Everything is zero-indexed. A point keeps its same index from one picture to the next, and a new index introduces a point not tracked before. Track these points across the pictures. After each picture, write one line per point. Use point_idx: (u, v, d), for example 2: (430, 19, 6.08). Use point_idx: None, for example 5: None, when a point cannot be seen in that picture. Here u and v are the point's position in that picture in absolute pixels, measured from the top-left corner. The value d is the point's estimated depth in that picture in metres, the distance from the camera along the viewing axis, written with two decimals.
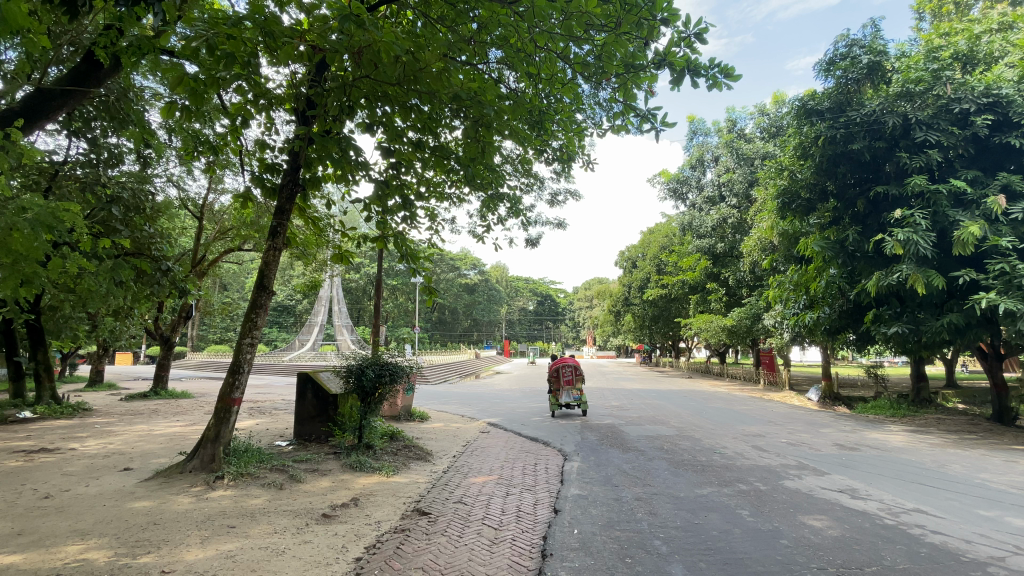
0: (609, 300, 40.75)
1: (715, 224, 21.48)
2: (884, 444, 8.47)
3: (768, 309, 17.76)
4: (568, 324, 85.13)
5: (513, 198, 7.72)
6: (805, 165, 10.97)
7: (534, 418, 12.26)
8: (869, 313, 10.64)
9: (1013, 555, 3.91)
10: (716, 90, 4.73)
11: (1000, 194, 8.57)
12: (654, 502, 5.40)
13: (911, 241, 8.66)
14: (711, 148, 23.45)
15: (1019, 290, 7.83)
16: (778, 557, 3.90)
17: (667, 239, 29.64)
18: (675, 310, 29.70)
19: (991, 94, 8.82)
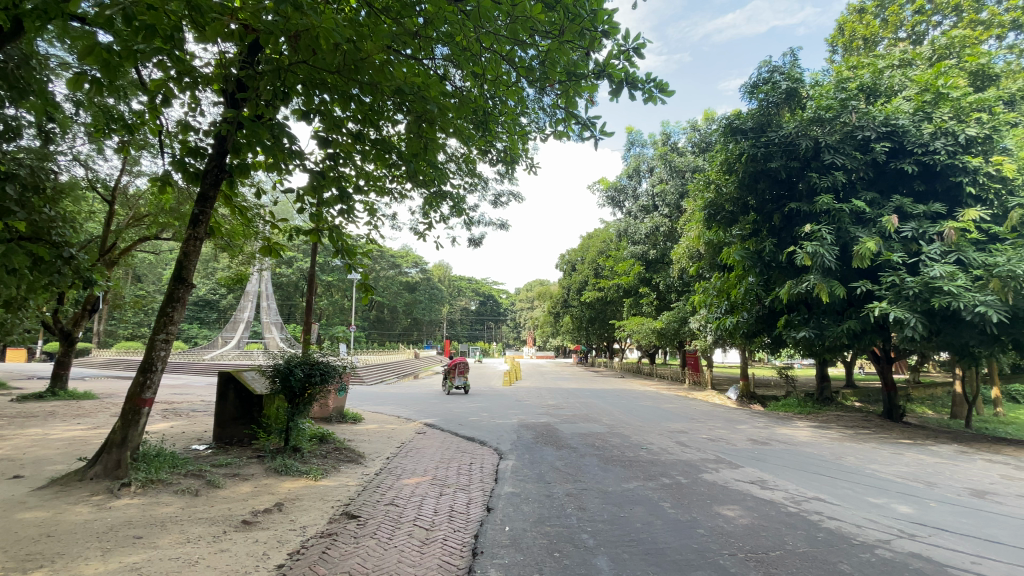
0: (549, 301, 41.49)
1: (649, 232, 22.49)
2: (791, 439, 9.25)
3: (694, 313, 18.88)
4: (509, 326, 85.89)
5: (456, 197, 7.68)
6: (729, 180, 11.78)
7: (471, 419, 12.27)
8: (781, 318, 11.59)
9: (896, 538, 4.39)
10: (652, 104, 4.97)
11: (893, 214, 9.61)
12: (584, 497, 5.58)
13: (818, 254, 9.51)
14: (647, 159, 24.42)
15: (906, 300, 8.82)
16: (694, 546, 4.15)
17: (605, 244, 30.61)
18: (611, 312, 30.83)
19: (889, 124, 9.86)
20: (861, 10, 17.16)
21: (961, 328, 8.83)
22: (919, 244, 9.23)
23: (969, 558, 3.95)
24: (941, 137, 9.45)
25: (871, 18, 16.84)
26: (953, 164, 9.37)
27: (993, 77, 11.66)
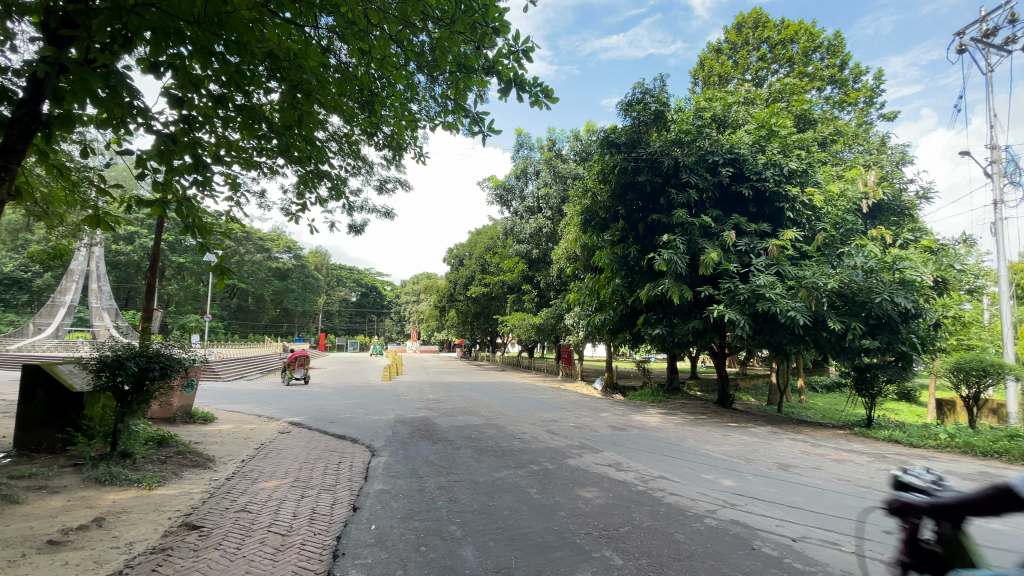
0: (434, 294, 41.10)
1: (533, 232, 23.43)
2: (644, 424, 10.32)
3: (570, 311, 20.10)
4: (393, 319, 83.49)
5: (336, 179, 7.23)
6: (603, 189, 12.73)
7: (342, 415, 11.66)
8: (641, 317, 12.87)
9: (721, 508, 5.12)
10: (537, 108, 5.17)
11: (733, 230, 11.17)
12: (455, 489, 5.63)
13: (673, 261, 10.76)
14: (533, 161, 25.23)
15: (737, 304, 10.35)
16: (555, 528, 4.42)
17: (491, 241, 31.16)
18: (495, 308, 31.53)
19: (733, 152, 11.43)
20: (718, 50, 19.62)
21: (778, 330, 10.57)
22: (750, 257, 10.87)
23: (774, 521, 4.73)
24: (771, 167, 11.19)
25: (726, 58, 19.38)
26: (778, 191, 11.15)
27: (812, 122, 14.11)
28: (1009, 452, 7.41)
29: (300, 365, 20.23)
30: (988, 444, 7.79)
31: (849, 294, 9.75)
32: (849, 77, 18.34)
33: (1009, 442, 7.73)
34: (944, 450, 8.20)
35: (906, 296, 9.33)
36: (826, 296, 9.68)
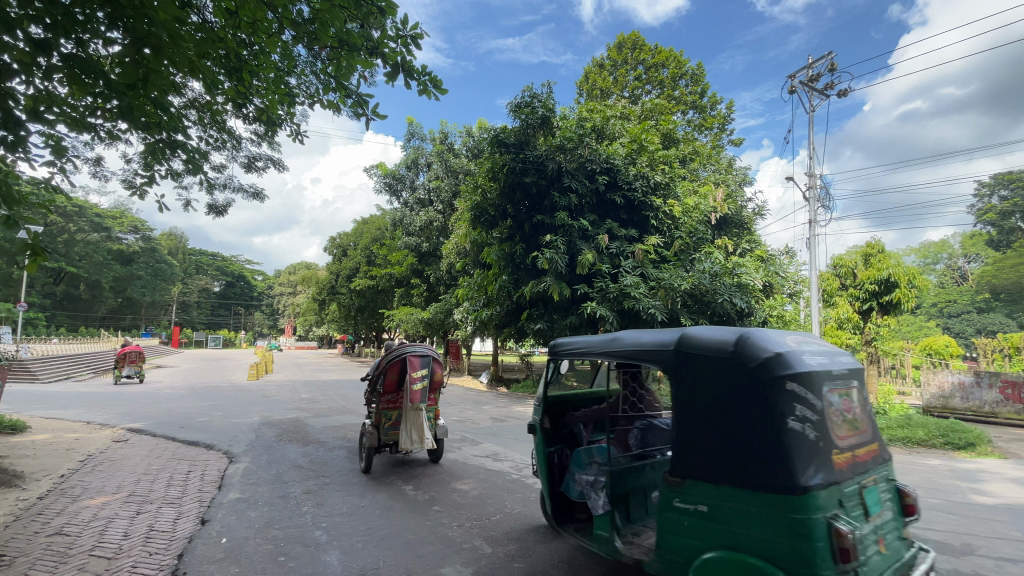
0: (314, 286, 38.40)
1: (423, 225, 23.06)
2: (525, 415, 10.80)
3: (458, 306, 20.20)
4: (266, 313, 76.60)
5: (197, 152, 6.42)
6: (492, 187, 13.02)
7: (198, 418, 10.42)
8: (524, 312, 13.45)
9: None
10: (425, 97, 5.10)
11: (606, 234, 12.11)
12: (324, 492, 5.34)
13: (554, 260, 11.43)
14: (425, 153, 24.74)
15: (608, 301, 11.32)
16: (427, 523, 4.43)
17: (378, 232, 30.09)
18: (380, 302, 30.47)
19: (609, 162, 12.37)
20: (601, 65, 21.02)
21: (640, 326, 11.69)
22: (620, 259, 11.91)
23: None
24: (640, 179, 12.32)
25: (608, 74, 20.84)
26: (646, 201, 12.34)
27: (675, 141, 15.83)
28: None
29: (134, 362, 17.96)
30: None
31: (699, 294, 11.10)
32: (708, 104, 20.84)
33: None
34: None
35: (741, 298, 10.89)
36: (680, 296, 10.96)
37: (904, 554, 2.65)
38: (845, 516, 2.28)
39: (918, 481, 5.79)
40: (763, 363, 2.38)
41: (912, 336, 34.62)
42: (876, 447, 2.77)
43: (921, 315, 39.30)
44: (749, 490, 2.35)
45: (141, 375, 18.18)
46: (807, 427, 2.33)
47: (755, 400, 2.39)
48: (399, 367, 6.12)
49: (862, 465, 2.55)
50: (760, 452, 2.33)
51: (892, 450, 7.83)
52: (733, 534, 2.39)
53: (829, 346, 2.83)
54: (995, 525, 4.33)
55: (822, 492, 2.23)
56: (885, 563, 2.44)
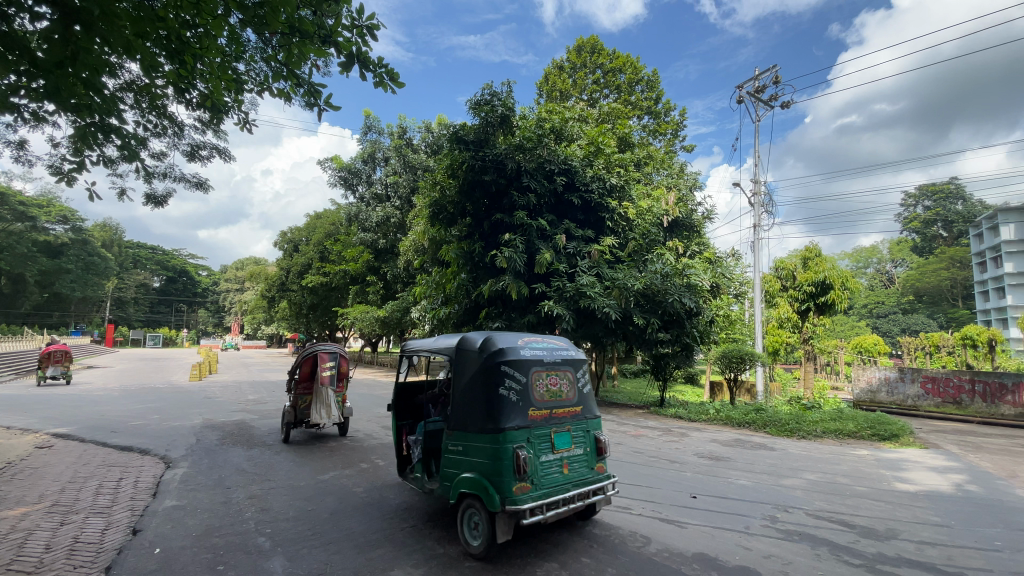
0: (264, 282, 36.84)
1: (380, 221, 22.57)
2: None
3: (415, 304, 19.93)
4: (211, 310, 72.84)
5: (134, 137, 5.99)
6: (452, 184, 12.98)
7: (133, 422, 9.79)
8: (482, 310, 13.45)
9: None
10: (381, 89, 4.99)
11: (564, 234, 12.26)
12: (269, 497, 5.14)
13: (512, 259, 11.46)
14: (382, 147, 24.20)
15: (564, 300, 11.48)
16: (377, 526, 4.34)
17: (333, 227, 29.23)
18: (335, 299, 29.62)
19: (567, 163, 12.50)
20: (561, 67, 21.26)
21: (595, 324, 11.97)
22: (577, 259, 12.09)
23: None
24: (597, 181, 12.57)
25: (567, 76, 21.10)
26: (602, 203, 12.61)
27: (631, 145, 16.24)
28: (755, 422, 9.50)
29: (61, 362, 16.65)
30: (741, 417, 9.87)
31: (651, 294, 11.44)
32: (662, 110, 21.48)
33: (755, 414, 9.88)
34: (713, 422, 10.14)
35: (690, 298, 11.33)
36: (633, 296, 11.26)
37: (592, 478, 4.17)
38: (530, 447, 3.77)
39: (848, 470, 6.20)
40: (489, 355, 3.97)
41: (845, 334, 37.04)
42: (581, 411, 4.32)
43: (854, 315, 42.15)
44: (476, 431, 3.89)
45: (69, 376, 16.88)
46: (512, 393, 3.87)
47: (485, 376, 3.95)
48: (311, 362, 8.02)
49: (561, 420, 4.09)
50: (484, 407, 3.88)
51: (825, 442, 8.35)
52: (472, 460, 3.87)
53: (559, 348, 4.43)
54: (913, 510, 4.70)
55: (515, 430, 3.74)
56: (566, 479, 3.95)
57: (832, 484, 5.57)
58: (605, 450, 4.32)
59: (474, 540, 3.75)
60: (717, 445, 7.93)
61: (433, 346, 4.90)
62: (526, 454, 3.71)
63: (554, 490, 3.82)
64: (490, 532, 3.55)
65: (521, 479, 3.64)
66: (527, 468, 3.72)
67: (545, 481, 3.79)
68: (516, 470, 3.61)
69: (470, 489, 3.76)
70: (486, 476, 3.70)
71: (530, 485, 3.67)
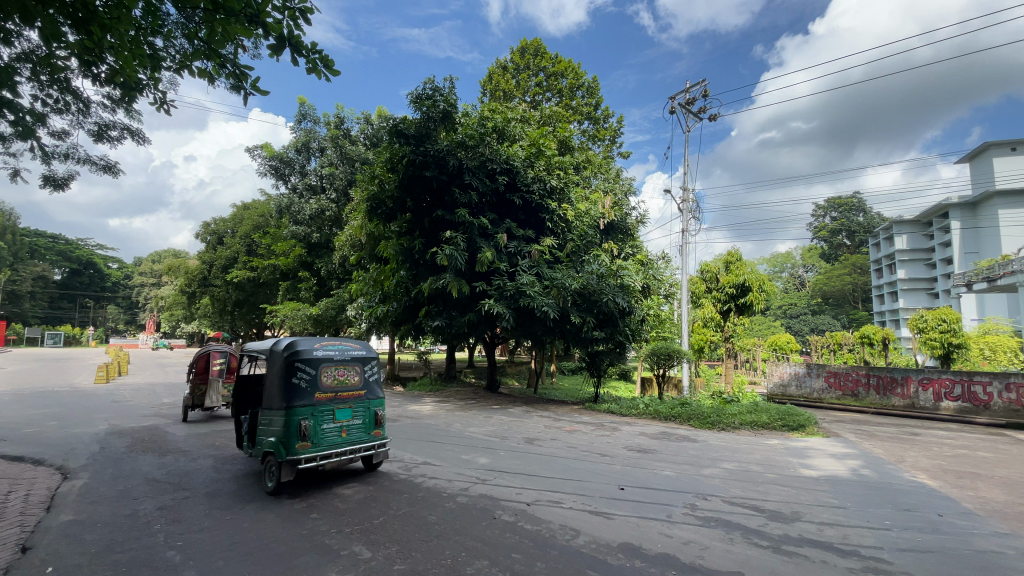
0: (183, 276, 34.17)
1: (314, 214, 21.60)
2: (418, 414, 10.65)
3: (351, 301, 19.29)
4: (121, 307, 66.57)
5: (28, 113, 5.33)
6: (391, 178, 12.70)
7: (21, 429, 8.73)
8: (422, 308, 13.28)
9: (473, 484, 5.58)
10: (314, 76, 4.77)
11: (504, 233, 12.32)
12: (183, 507, 4.78)
13: (453, 257, 11.35)
14: (318, 137, 23.17)
15: (504, 299, 11.54)
16: (302, 532, 4.16)
17: (263, 219, 27.62)
18: (264, 295, 28.04)
19: (508, 163, 12.54)
20: (505, 67, 21.35)
21: (534, 322, 12.13)
22: (517, 258, 12.18)
23: (516, 491, 5.37)
24: (537, 182, 12.73)
25: (510, 76, 21.23)
26: (542, 204, 12.79)
27: (570, 148, 16.59)
28: (680, 416, 10.04)
29: None
30: (668, 411, 10.37)
31: (587, 293, 11.75)
32: (601, 116, 22.11)
33: (680, 408, 10.44)
34: (643, 417, 10.60)
35: (623, 298, 11.77)
36: (571, 295, 11.49)
37: (368, 439, 5.68)
38: (314, 418, 5.17)
39: (760, 459, 6.69)
40: (287, 353, 5.24)
41: (763, 333, 40.02)
42: (365, 393, 5.77)
43: (772, 315, 45.64)
44: (274, 407, 5.23)
45: None
46: (302, 381, 5.21)
47: (282, 367, 5.25)
48: (204, 358, 9.40)
49: (345, 400, 5.51)
50: (279, 390, 5.18)
51: (742, 433, 8.97)
52: (272, 429, 5.23)
53: (352, 348, 5.81)
54: (814, 493, 5.15)
55: (301, 407, 5.11)
56: (344, 440, 5.42)
57: (746, 472, 5.99)
58: (383, 420, 5.84)
59: (271, 483, 5.12)
60: (645, 438, 8.29)
61: (254, 347, 5.96)
62: (309, 423, 5.11)
63: (332, 447, 5.30)
64: (279, 476, 5.00)
65: (302, 441, 5.04)
66: (310, 433, 5.14)
67: (324, 442, 5.24)
68: (299, 433, 5.02)
69: (269, 448, 5.15)
70: (278, 439, 5.05)
71: (311, 444, 5.10)
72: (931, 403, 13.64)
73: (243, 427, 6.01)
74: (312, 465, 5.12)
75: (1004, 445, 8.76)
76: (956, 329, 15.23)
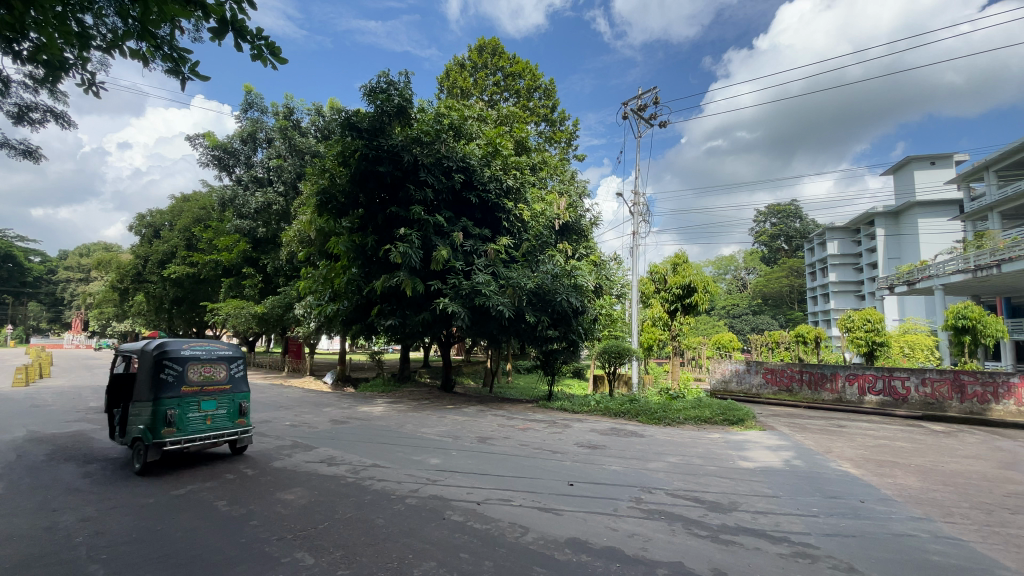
0: (114, 272, 31.80)
1: (260, 207, 20.66)
2: (368, 415, 10.40)
3: (300, 300, 18.59)
4: (41, 304, 61.15)
5: None
6: (343, 172, 12.32)
7: None
8: (374, 307, 13.00)
9: (424, 485, 5.50)
10: (260, 64, 4.54)
11: (460, 231, 12.22)
12: (109, 517, 4.45)
13: (407, 254, 11.14)
14: (265, 127, 22.17)
15: (459, 298, 11.46)
16: (241, 540, 3.96)
17: (204, 212, 26.14)
18: (205, 292, 26.56)
19: (465, 161, 12.44)
20: (462, 65, 21.22)
21: (489, 321, 12.13)
22: (473, 257, 12.12)
23: (466, 490, 5.33)
24: (494, 181, 12.76)
25: (468, 74, 21.13)
26: (498, 203, 12.82)
27: (526, 148, 16.68)
28: (629, 412, 10.33)
29: None
30: (618, 407, 10.64)
31: (542, 293, 11.84)
32: (558, 118, 22.36)
33: (630, 404, 10.74)
34: (594, 413, 10.82)
35: (577, 297, 11.96)
36: (526, 294, 11.54)
37: (233, 426, 6.55)
38: (179, 408, 6.00)
39: (702, 452, 6.99)
40: (156, 352, 6.03)
41: (709, 332, 41.78)
42: (230, 387, 6.63)
43: (717, 315, 47.80)
44: (141, 399, 5.98)
45: None
46: (169, 376, 6.03)
47: (150, 365, 6.00)
48: None
49: (209, 393, 6.37)
50: (148, 385, 5.94)
51: (687, 428, 9.33)
52: (140, 418, 5.98)
53: (219, 349, 6.69)
54: (751, 484, 5.43)
55: (167, 398, 5.93)
56: (208, 427, 6.29)
57: (688, 465, 6.23)
58: (247, 410, 6.72)
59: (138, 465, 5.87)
60: (595, 434, 8.47)
61: (127, 347, 6.60)
62: (174, 413, 5.94)
63: (196, 433, 6.15)
64: (144, 457, 5.77)
65: (167, 427, 5.86)
66: (175, 420, 5.97)
67: (188, 428, 6.08)
68: (164, 421, 5.84)
69: (137, 434, 5.90)
70: (145, 426, 5.82)
71: (176, 429, 5.94)
72: (856, 397, 14.70)
73: (116, 419, 6.60)
74: (176, 448, 5.94)
75: (917, 435, 9.56)
76: (879, 329, 16.48)
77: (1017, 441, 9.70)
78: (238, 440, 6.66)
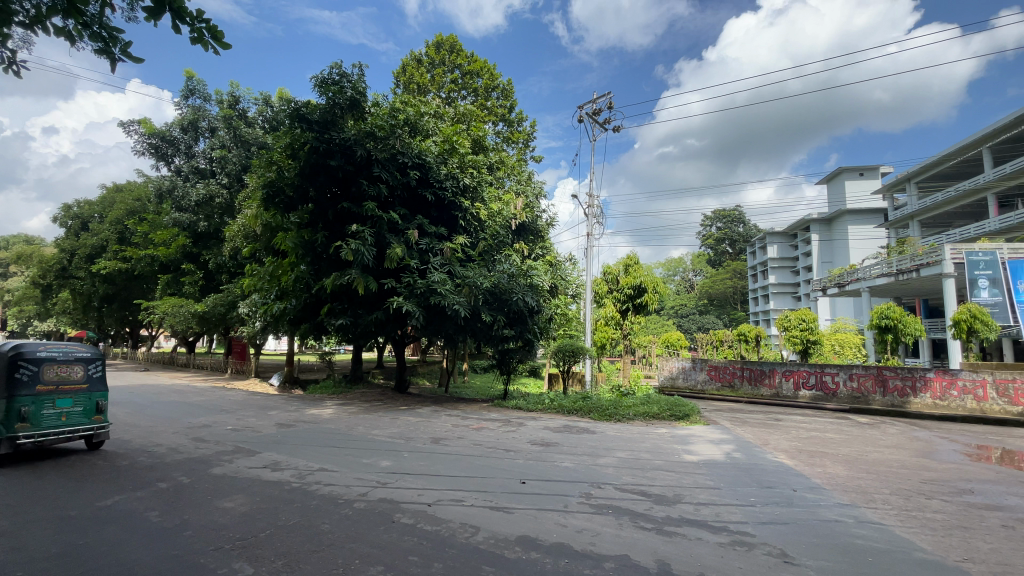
0: (33, 266, 29.18)
1: (201, 199, 19.52)
2: (316, 418, 10.05)
3: (244, 298, 17.72)
4: None
5: None
6: (292, 165, 11.83)
7: None
8: (324, 305, 12.59)
9: (373, 488, 5.37)
10: (201, 48, 4.28)
11: (415, 229, 12.01)
12: (22, 532, 4.08)
13: (359, 251, 10.82)
14: (208, 116, 21.00)
15: (414, 297, 11.25)
16: (173, 552, 3.73)
17: (139, 203, 24.43)
18: (138, 289, 24.83)
19: (421, 158, 12.23)
20: (419, 60, 20.92)
21: (444, 320, 12.00)
22: (429, 255, 11.95)
23: (416, 492, 5.25)
24: (451, 179, 12.59)
25: (425, 70, 20.84)
26: (455, 201, 12.69)
27: (483, 147, 16.62)
28: (582, 409, 10.51)
29: None
30: (571, 405, 10.80)
31: (498, 292, 11.82)
32: (515, 118, 22.43)
33: (582, 402, 10.93)
34: (547, 411, 10.94)
35: (532, 297, 12.05)
36: (482, 293, 11.48)
37: (90, 423, 6.65)
38: (32, 405, 6.10)
39: (650, 447, 7.21)
40: (9, 352, 6.07)
41: (660, 331, 43.15)
42: (88, 386, 6.74)
43: (667, 314, 49.55)
44: None
45: None
46: (22, 375, 6.09)
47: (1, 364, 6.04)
48: None
49: (65, 391, 6.47)
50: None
51: (636, 423, 9.60)
52: None
53: (77, 349, 6.77)
54: (694, 476, 5.65)
55: (19, 396, 6.02)
56: (63, 423, 6.38)
57: (637, 460, 6.40)
58: (105, 408, 6.84)
59: None
60: (548, 432, 8.56)
61: None
62: (27, 409, 6.04)
63: (50, 429, 6.25)
64: None
65: (18, 423, 5.96)
66: (28, 416, 6.06)
67: (42, 424, 6.18)
68: (15, 416, 5.94)
69: None
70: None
71: (28, 425, 6.04)
72: (792, 392, 15.64)
73: None
74: (27, 442, 6.05)
75: (845, 427, 10.26)
76: (813, 328, 17.58)
77: (931, 430, 10.60)
78: (95, 435, 6.78)
